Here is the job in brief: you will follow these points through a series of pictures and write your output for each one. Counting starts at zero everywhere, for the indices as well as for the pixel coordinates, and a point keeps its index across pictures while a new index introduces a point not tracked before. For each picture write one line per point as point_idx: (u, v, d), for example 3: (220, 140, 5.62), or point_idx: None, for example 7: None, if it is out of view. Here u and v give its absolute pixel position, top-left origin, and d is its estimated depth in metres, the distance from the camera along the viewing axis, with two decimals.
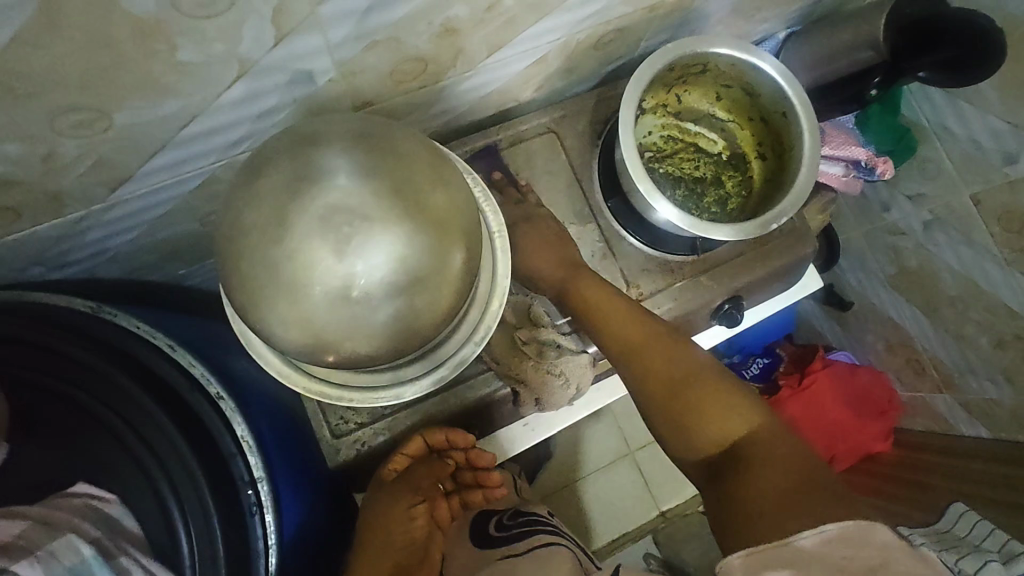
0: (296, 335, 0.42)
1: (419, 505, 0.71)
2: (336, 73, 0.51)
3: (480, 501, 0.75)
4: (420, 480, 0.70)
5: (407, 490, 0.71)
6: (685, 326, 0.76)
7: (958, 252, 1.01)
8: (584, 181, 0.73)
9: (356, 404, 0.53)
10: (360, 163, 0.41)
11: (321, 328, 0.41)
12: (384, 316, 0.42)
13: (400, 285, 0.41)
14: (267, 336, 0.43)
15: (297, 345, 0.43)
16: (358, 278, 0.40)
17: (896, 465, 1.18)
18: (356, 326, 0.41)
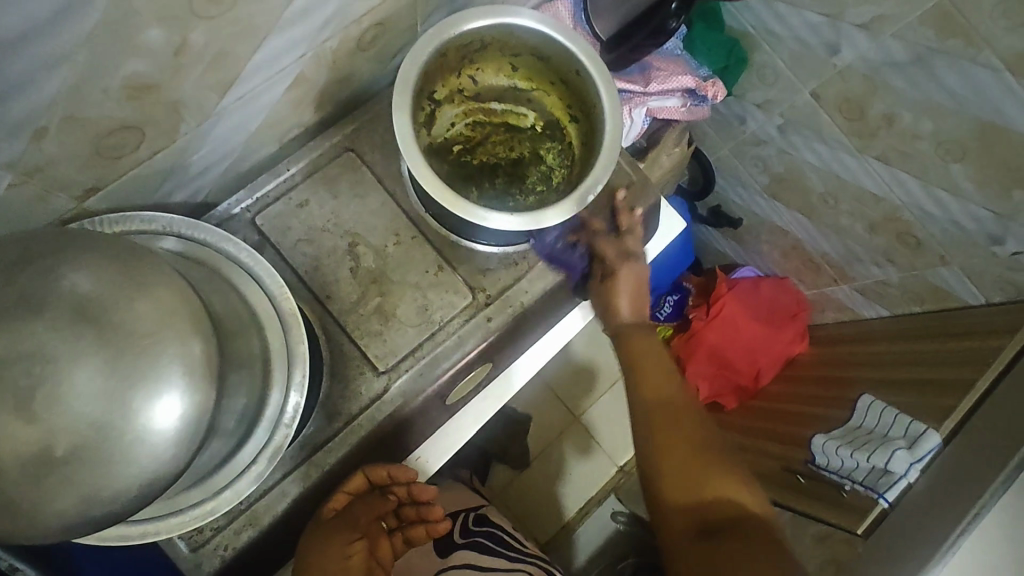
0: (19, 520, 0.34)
1: (357, 542, 0.60)
2: (15, 175, 0.42)
3: (424, 538, 0.64)
4: (361, 515, 0.61)
5: (346, 528, 0.61)
6: (550, 312, 0.73)
7: (816, 150, 1.01)
8: (398, 194, 0.66)
9: (178, 528, 0.50)
10: (21, 296, 0.34)
11: (45, 503, 0.34)
12: (125, 457, 0.35)
13: (130, 418, 0.35)
14: None
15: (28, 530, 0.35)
16: (63, 434, 0.33)
17: (814, 365, 1.20)
18: (91, 485, 0.35)
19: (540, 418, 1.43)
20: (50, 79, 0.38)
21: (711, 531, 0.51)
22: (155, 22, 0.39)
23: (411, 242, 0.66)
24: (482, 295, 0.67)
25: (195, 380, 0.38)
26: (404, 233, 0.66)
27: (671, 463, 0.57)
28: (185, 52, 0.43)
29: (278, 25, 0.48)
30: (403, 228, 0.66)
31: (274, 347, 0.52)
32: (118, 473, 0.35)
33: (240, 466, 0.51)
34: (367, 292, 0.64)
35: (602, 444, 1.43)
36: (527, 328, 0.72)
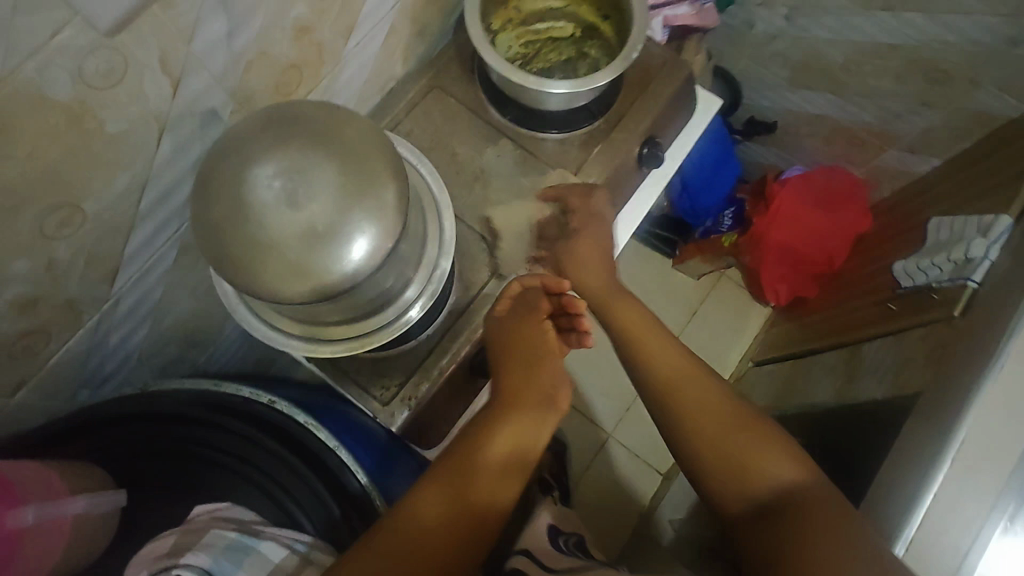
0: (276, 268, 0.48)
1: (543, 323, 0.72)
2: (233, 103, 0.60)
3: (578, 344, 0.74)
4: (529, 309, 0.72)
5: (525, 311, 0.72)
6: (618, 189, 0.85)
7: (825, 24, 1.11)
8: (478, 110, 0.82)
9: (338, 356, 0.61)
10: (299, 142, 0.50)
11: (300, 267, 0.49)
12: (353, 248, 0.50)
13: (347, 203, 0.49)
14: (256, 291, 0.49)
15: (279, 281, 0.49)
16: (312, 201, 0.49)
17: (885, 231, 1.25)
18: (318, 265, 0.49)
19: None
20: (257, 16, 0.55)
21: (757, 512, 0.61)
22: None
23: (499, 143, 0.81)
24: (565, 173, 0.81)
25: (385, 224, 0.51)
26: (486, 133, 0.81)
27: (682, 383, 0.70)
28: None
29: None
30: (488, 134, 0.82)
31: (430, 229, 0.64)
32: (338, 256, 0.49)
33: (410, 297, 0.62)
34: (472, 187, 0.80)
35: None
36: (608, 201, 0.85)
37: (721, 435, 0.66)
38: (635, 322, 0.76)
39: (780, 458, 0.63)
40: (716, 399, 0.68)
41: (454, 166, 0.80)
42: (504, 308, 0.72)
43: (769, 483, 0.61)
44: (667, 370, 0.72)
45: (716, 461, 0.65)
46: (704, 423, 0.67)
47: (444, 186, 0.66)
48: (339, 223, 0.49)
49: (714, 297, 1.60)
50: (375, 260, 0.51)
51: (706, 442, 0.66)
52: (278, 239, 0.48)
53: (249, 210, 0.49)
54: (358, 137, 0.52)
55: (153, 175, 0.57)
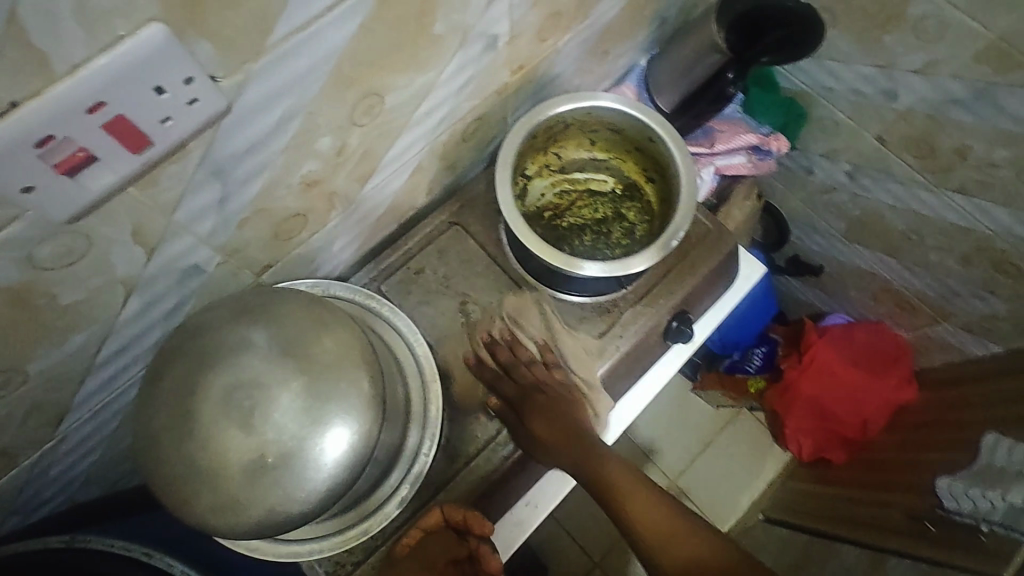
0: (212, 498, 0.42)
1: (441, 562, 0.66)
2: (221, 255, 0.55)
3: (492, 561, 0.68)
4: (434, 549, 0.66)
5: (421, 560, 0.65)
6: (638, 361, 0.77)
7: (890, 190, 1.02)
8: (498, 256, 0.76)
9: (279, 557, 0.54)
10: (265, 347, 0.44)
11: (241, 501, 0.42)
12: (307, 481, 0.43)
13: (308, 431, 0.43)
14: (187, 516, 0.43)
15: (214, 512, 0.42)
16: (267, 428, 0.42)
17: (928, 411, 1.14)
18: (263, 499, 0.42)
19: None
20: (256, 179, 0.50)
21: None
22: (326, 130, 0.52)
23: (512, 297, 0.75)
24: (579, 341, 0.73)
25: (354, 451, 0.45)
26: (503, 283, 0.75)
27: (622, 492, 0.70)
28: (341, 154, 0.57)
29: (407, 122, 0.60)
30: (504, 284, 0.75)
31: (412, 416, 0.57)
32: (289, 491, 0.43)
33: (377, 497, 0.55)
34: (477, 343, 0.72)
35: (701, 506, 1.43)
36: (624, 372, 0.77)
37: (666, 540, 0.65)
38: (565, 402, 0.75)
39: (703, 538, 0.64)
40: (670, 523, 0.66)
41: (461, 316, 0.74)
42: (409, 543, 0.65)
43: (685, 556, 0.63)
44: (623, 486, 0.70)
45: (665, 533, 0.65)
46: (678, 536, 0.65)
47: (436, 365, 0.58)
48: (295, 456, 0.42)
49: (732, 430, 1.49)
50: (330, 494, 0.45)
51: (647, 507, 0.68)
52: (219, 471, 0.41)
53: (194, 430, 0.42)
54: (334, 343, 0.46)
55: (116, 331, 0.51)
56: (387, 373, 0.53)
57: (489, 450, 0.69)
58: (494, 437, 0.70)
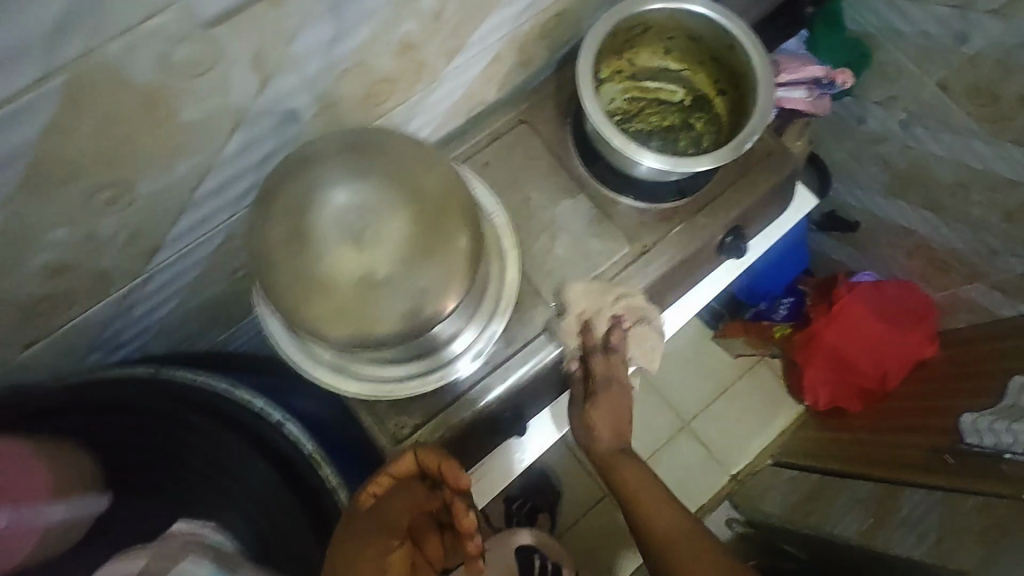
0: (323, 310, 0.44)
1: (398, 549, 0.55)
2: (318, 106, 0.56)
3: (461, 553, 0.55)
4: (406, 504, 0.56)
5: (383, 528, 0.54)
6: (692, 271, 0.79)
7: (942, 141, 1.02)
8: (563, 156, 0.77)
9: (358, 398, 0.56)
10: (377, 178, 0.46)
11: (350, 314, 0.44)
12: (410, 304, 0.45)
13: (414, 256, 0.45)
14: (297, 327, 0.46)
15: (324, 323, 0.45)
16: (376, 248, 0.44)
17: (950, 367, 1.16)
18: (371, 314, 0.45)
19: (647, 423, 1.50)
20: (364, 26, 0.51)
21: None
22: None
23: (574, 196, 0.76)
24: (638, 245, 0.75)
25: (454, 284, 0.47)
26: (568, 182, 0.76)
27: (669, 541, 0.66)
28: (439, 19, 0.57)
29: None
30: (568, 183, 0.76)
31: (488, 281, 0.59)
32: (394, 312, 0.45)
33: (451, 354, 0.57)
34: (538, 237, 0.74)
35: (712, 449, 1.48)
36: (675, 282, 0.79)
37: (671, 541, 0.65)
38: (627, 468, 0.72)
39: (684, 525, 0.67)
40: (676, 522, 0.67)
41: (523, 209, 0.75)
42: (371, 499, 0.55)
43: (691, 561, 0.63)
44: (670, 529, 0.66)
45: (661, 539, 0.66)
46: (679, 546, 0.65)
47: (515, 236, 0.60)
48: (402, 277, 0.44)
49: (747, 379, 1.53)
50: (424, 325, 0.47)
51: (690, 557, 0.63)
52: (330, 283, 0.44)
53: (309, 242, 0.44)
54: (438, 181, 0.48)
55: (217, 167, 0.53)
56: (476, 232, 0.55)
57: (544, 336, 0.72)
58: (549, 326, 0.72)
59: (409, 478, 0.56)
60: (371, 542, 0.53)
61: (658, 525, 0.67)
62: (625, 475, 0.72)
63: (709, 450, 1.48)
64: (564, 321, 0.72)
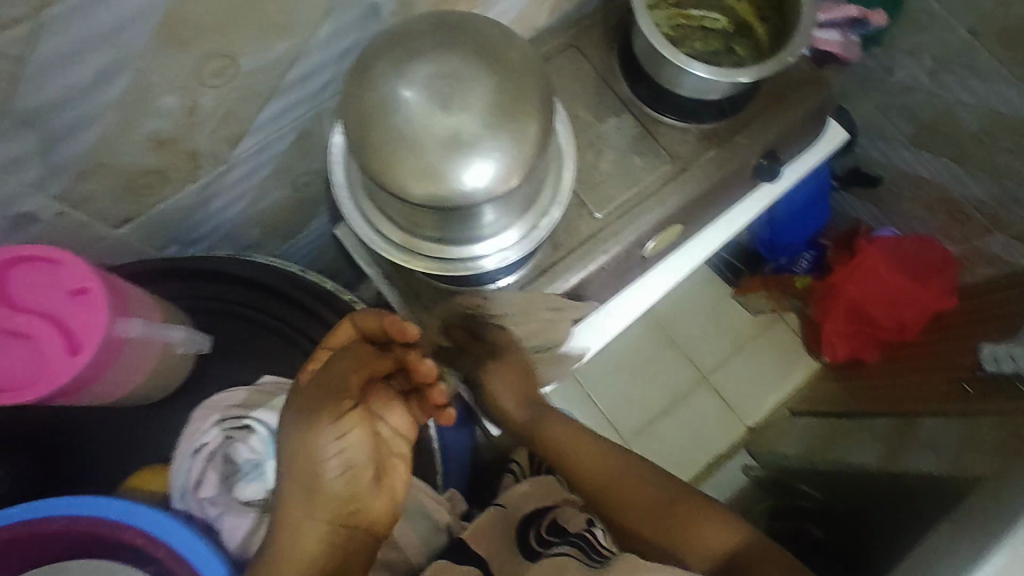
0: (412, 166, 0.49)
1: (354, 409, 0.56)
2: (396, 4, 0.61)
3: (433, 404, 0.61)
4: (349, 369, 0.56)
5: (329, 395, 0.55)
6: (727, 193, 0.83)
7: (970, 87, 1.05)
8: (609, 80, 0.81)
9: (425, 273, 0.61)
10: (464, 50, 0.50)
11: (435, 171, 0.49)
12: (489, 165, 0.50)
13: (495, 120, 0.49)
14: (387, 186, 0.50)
15: (411, 180, 0.49)
16: (462, 109, 0.48)
17: (968, 315, 1.19)
18: (453, 171, 0.49)
19: (667, 374, 1.54)
20: None
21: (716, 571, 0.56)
22: None
23: (619, 117, 0.80)
24: (678, 163, 0.79)
25: (528, 150, 0.51)
26: (612, 103, 0.80)
27: (599, 486, 0.68)
28: None
29: None
30: (612, 105, 0.80)
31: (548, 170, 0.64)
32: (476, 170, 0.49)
33: (511, 240, 0.62)
34: (584, 152, 0.78)
35: (730, 401, 1.52)
36: (712, 203, 0.83)
37: (611, 487, 0.67)
38: (544, 430, 0.76)
39: (623, 460, 0.68)
40: (612, 466, 0.68)
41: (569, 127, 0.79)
42: (311, 374, 0.57)
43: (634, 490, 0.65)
44: (605, 471, 0.68)
45: (605, 484, 0.67)
46: (615, 487, 0.67)
47: (573, 136, 0.65)
48: (484, 137, 0.49)
49: (766, 336, 1.56)
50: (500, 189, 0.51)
51: (633, 497, 0.65)
52: (422, 138, 0.48)
53: (403, 101, 0.49)
54: (516, 57, 0.52)
55: (305, 54, 0.58)
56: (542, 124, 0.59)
57: (587, 245, 0.76)
58: (592, 235, 0.76)
59: (350, 343, 0.58)
60: (312, 425, 0.54)
61: (591, 479, 0.69)
62: (552, 434, 0.75)
63: (726, 401, 1.52)
64: (605, 230, 0.76)
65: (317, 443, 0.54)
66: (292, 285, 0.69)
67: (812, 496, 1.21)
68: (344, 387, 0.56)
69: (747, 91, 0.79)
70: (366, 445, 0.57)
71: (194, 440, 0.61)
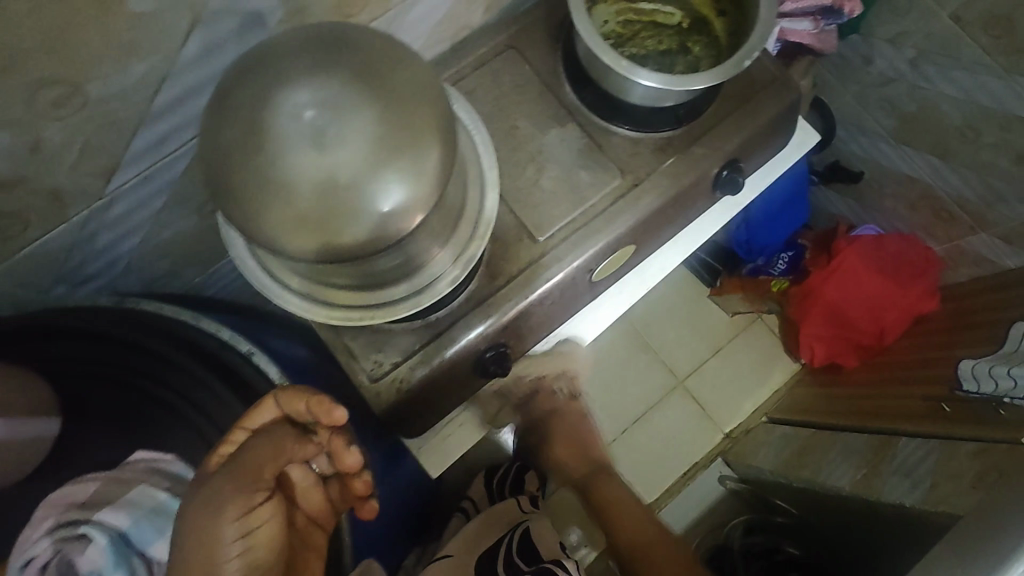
0: (280, 215, 0.41)
1: (265, 505, 0.54)
2: (285, 11, 0.52)
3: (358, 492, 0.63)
4: (266, 461, 0.54)
5: (237, 489, 0.52)
6: (686, 207, 0.76)
7: (953, 79, 0.98)
8: (553, 85, 0.73)
9: (326, 323, 0.54)
10: (341, 72, 0.42)
11: (309, 220, 0.41)
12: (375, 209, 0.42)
13: (380, 157, 0.41)
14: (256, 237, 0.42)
15: (282, 231, 0.42)
16: (337, 146, 0.41)
17: (950, 319, 1.13)
18: (331, 220, 0.41)
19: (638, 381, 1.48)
20: None
21: None
22: None
23: (564, 127, 0.72)
24: (629, 177, 0.72)
25: (423, 190, 0.43)
26: (557, 111, 0.72)
27: (625, 535, 0.85)
28: None
29: None
30: (557, 114, 0.72)
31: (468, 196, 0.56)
32: (359, 217, 0.42)
33: (423, 281, 0.54)
34: (526, 169, 0.71)
35: (706, 407, 1.46)
36: (669, 219, 0.75)
37: (643, 545, 0.83)
38: (602, 488, 0.92)
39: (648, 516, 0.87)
40: (644, 524, 0.85)
41: (509, 140, 0.71)
42: (221, 459, 0.56)
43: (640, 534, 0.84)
44: (645, 531, 0.85)
45: (633, 545, 0.83)
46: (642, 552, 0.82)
47: (495, 157, 0.57)
48: (366, 178, 0.41)
49: (744, 338, 1.50)
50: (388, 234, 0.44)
51: (669, 555, 0.81)
52: (285, 179, 0.40)
53: (265, 135, 0.41)
54: (407, 77, 0.44)
55: (173, 73, 0.50)
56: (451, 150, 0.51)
57: (529, 273, 0.69)
58: (535, 262, 0.69)
59: (269, 426, 0.56)
60: (217, 517, 0.51)
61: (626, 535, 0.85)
62: (607, 495, 0.91)
63: (703, 408, 1.46)
64: (549, 255, 0.69)
65: (214, 540, 0.51)
66: (167, 337, 0.64)
67: (788, 512, 1.16)
68: (256, 482, 0.53)
69: (704, 95, 0.71)
70: (274, 538, 0.56)
71: (23, 552, 0.57)
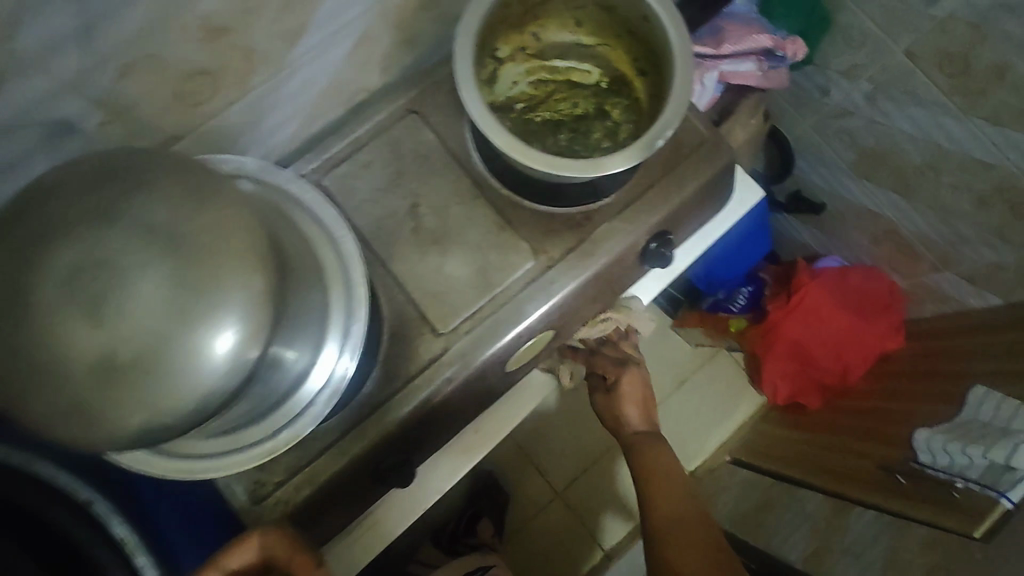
0: (56, 402, 0.35)
1: None
2: (102, 114, 0.44)
3: None
4: None
5: None
6: (610, 284, 0.69)
7: (911, 117, 0.91)
8: (459, 154, 0.66)
9: (164, 476, 0.49)
10: (122, 228, 0.35)
11: (92, 407, 0.35)
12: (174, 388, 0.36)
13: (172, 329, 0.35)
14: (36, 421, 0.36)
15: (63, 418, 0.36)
16: (116, 323, 0.34)
17: (911, 362, 1.08)
18: (119, 404, 0.35)
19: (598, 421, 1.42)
20: (134, 10, 0.39)
21: None
22: None
23: (471, 202, 0.65)
24: (543, 257, 0.65)
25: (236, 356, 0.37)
26: (463, 184, 0.65)
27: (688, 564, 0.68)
28: None
29: None
30: (463, 188, 0.65)
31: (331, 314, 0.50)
32: (154, 398, 0.36)
33: (285, 414, 0.50)
34: (428, 253, 0.64)
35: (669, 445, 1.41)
36: (592, 298, 0.69)
37: (685, 510, 0.74)
38: (647, 457, 0.80)
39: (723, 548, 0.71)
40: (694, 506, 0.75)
41: (409, 220, 0.64)
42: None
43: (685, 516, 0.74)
44: (670, 487, 0.77)
45: (705, 542, 0.71)
46: (683, 516, 0.74)
47: (363, 271, 0.51)
48: (156, 356, 0.35)
49: (707, 371, 1.45)
50: (207, 403, 0.38)
51: (685, 523, 0.73)
52: (62, 369, 0.34)
53: (32, 318, 0.34)
54: (211, 225, 0.37)
55: None
56: (293, 274, 0.45)
57: (430, 370, 0.62)
58: (437, 358, 0.62)
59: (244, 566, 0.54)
60: None
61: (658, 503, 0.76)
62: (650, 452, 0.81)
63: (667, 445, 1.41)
64: (451, 349, 0.62)
65: None
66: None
67: None
68: None
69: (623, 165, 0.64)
70: None
71: None
